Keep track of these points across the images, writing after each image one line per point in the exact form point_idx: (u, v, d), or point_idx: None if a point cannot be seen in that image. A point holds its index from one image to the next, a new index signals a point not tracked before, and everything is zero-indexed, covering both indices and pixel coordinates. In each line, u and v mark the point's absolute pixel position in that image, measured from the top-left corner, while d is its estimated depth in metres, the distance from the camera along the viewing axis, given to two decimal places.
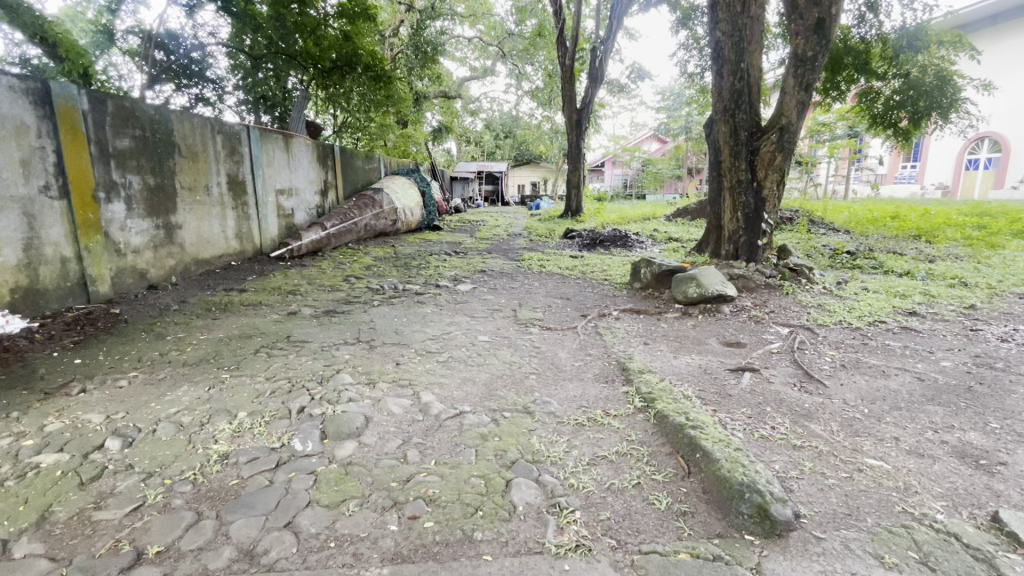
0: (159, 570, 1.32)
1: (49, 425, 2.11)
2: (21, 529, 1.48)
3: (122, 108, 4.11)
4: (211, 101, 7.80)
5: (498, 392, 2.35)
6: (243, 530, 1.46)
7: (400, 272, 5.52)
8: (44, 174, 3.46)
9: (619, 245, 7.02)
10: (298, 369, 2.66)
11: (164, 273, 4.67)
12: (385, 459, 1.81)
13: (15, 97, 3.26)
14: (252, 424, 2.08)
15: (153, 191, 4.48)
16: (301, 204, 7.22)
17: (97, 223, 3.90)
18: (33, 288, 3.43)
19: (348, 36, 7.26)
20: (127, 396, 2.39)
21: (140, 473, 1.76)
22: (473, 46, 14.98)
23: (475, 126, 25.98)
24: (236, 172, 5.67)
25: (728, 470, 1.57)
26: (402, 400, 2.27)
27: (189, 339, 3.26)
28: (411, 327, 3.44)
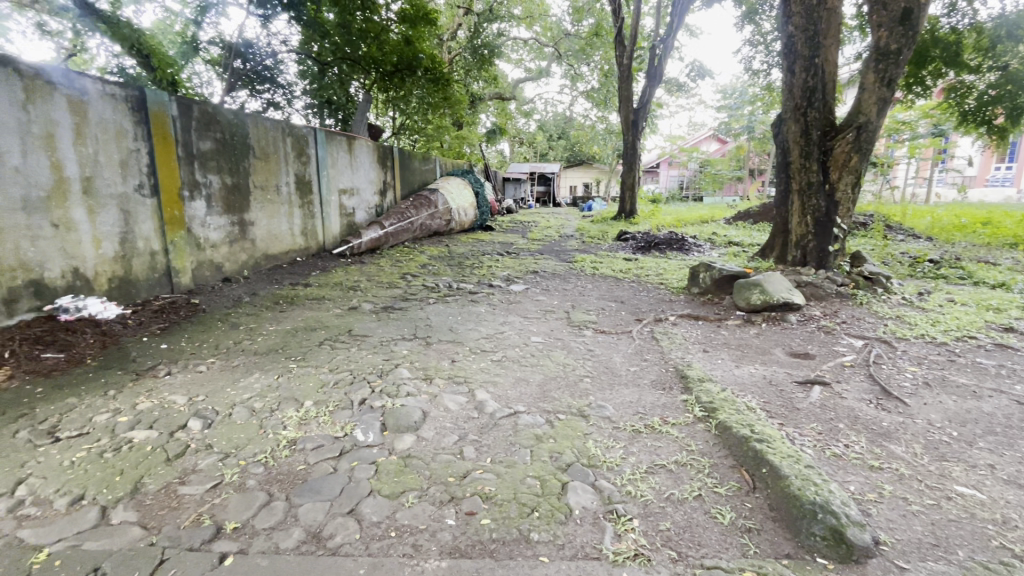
0: (236, 546, 1.41)
1: (140, 403, 2.30)
2: (118, 497, 1.63)
3: (205, 113, 4.43)
4: (281, 106, 8.25)
5: (552, 394, 2.34)
6: (309, 514, 1.53)
7: (454, 271, 5.61)
8: (139, 174, 3.79)
9: (675, 248, 6.82)
10: (360, 362, 2.77)
11: (237, 267, 4.98)
12: (442, 454, 1.85)
13: (115, 103, 3.59)
14: (318, 413, 2.18)
15: (230, 190, 4.79)
16: (361, 204, 7.51)
17: (181, 219, 4.23)
18: (126, 278, 3.75)
19: (410, 41, 7.51)
20: (206, 380, 2.57)
21: (218, 453, 1.89)
22: (529, 47, 15.00)
23: (528, 127, 26.04)
24: (303, 172, 5.98)
25: (798, 488, 1.50)
26: (458, 397, 2.31)
27: (259, 329, 3.46)
28: (466, 325, 3.49)
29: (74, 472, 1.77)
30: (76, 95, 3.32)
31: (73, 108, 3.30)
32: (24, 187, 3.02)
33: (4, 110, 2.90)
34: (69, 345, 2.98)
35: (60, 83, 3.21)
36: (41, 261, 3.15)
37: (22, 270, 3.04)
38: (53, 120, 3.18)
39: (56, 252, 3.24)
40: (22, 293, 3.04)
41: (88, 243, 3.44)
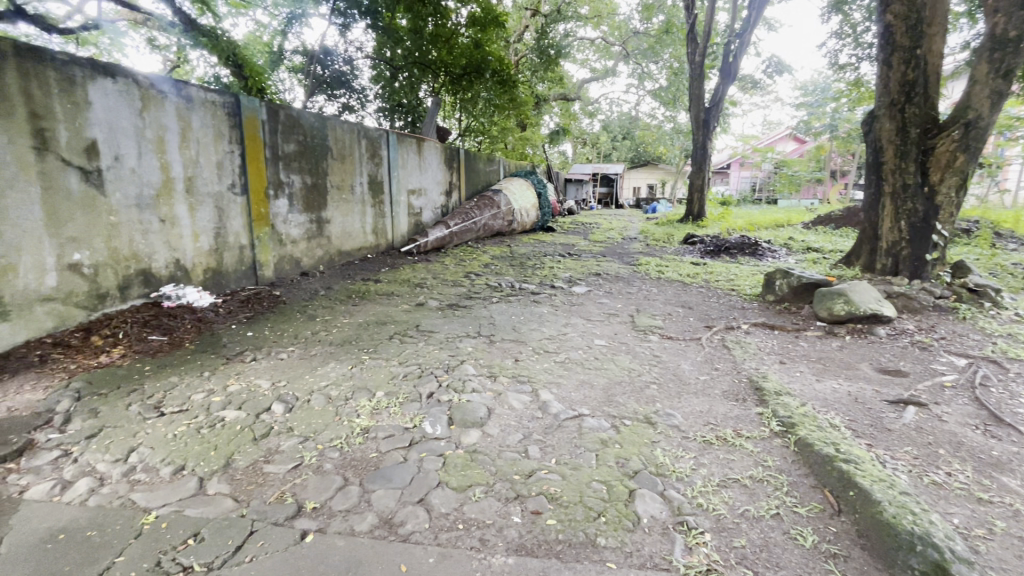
0: (316, 524, 1.49)
1: (231, 385, 2.51)
2: (213, 470, 1.78)
3: (290, 117, 4.75)
4: (355, 109, 8.61)
5: (618, 398, 2.30)
6: (382, 500, 1.60)
7: (516, 271, 5.66)
8: (232, 174, 4.12)
9: (747, 253, 6.50)
10: (427, 357, 2.86)
11: (314, 263, 5.29)
12: (508, 451, 1.86)
13: (214, 110, 3.92)
14: (388, 404, 2.27)
15: (310, 189, 5.10)
16: (428, 204, 7.74)
17: (267, 216, 4.55)
18: (218, 270, 4.09)
19: (478, 43, 7.78)
20: (287, 367, 2.75)
21: (299, 436, 2.01)
22: (595, 47, 14.82)
23: (593, 128, 25.73)
24: (376, 173, 6.25)
25: (893, 515, 1.38)
26: (522, 396, 2.33)
27: (334, 321, 3.66)
28: (529, 325, 3.51)
29: (176, 444, 1.95)
30: (183, 103, 3.66)
31: (179, 114, 3.64)
32: (138, 186, 3.37)
33: (125, 117, 3.25)
34: (171, 329, 3.29)
35: (170, 92, 3.56)
36: (150, 252, 3.49)
37: (134, 260, 3.39)
38: (164, 125, 3.53)
39: (161, 245, 3.58)
40: (133, 280, 3.39)
41: (188, 237, 3.78)
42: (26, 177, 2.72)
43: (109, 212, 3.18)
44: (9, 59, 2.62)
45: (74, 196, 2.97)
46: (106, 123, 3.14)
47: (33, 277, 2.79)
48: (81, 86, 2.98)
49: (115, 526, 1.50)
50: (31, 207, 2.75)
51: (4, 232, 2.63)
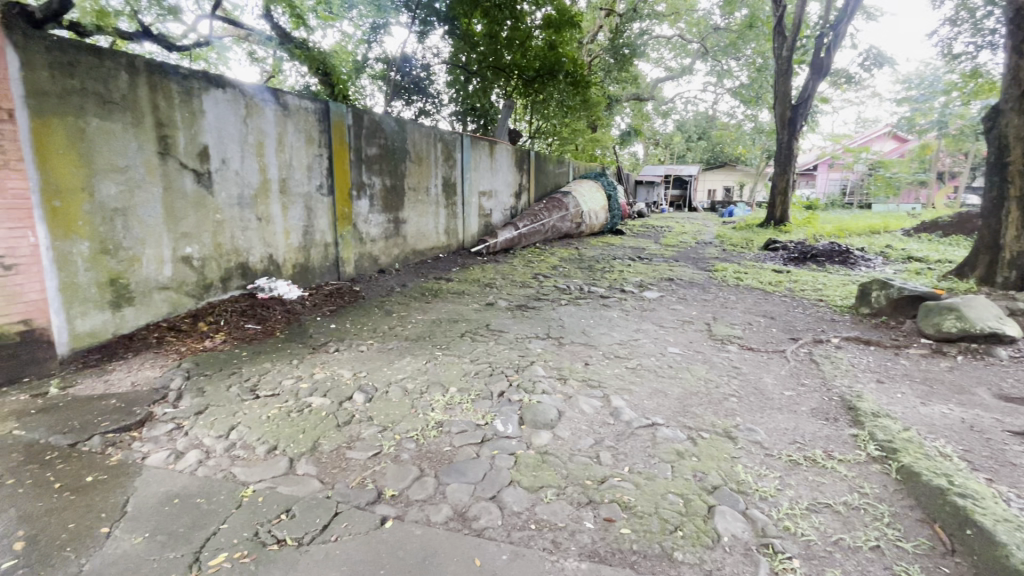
0: (394, 510, 1.56)
1: (317, 373, 2.68)
2: (302, 451, 1.91)
3: (373, 121, 5.00)
4: (431, 113, 8.93)
5: (694, 409, 2.21)
6: (455, 493, 1.64)
7: (585, 274, 5.60)
8: (320, 176, 4.41)
9: (837, 261, 6.02)
10: (498, 356, 2.89)
11: (391, 260, 5.53)
12: (579, 455, 1.85)
13: (306, 116, 4.22)
14: (461, 400, 2.32)
15: (389, 190, 5.34)
16: (498, 206, 7.86)
17: (349, 215, 4.82)
18: (305, 265, 4.38)
19: (553, 46, 7.88)
20: (367, 359, 2.89)
21: (378, 425, 2.11)
22: (671, 45, 14.34)
23: (666, 129, 24.91)
24: (450, 174, 6.44)
25: (1021, 561, 1.22)
26: (593, 401, 2.29)
27: (409, 317, 3.81)
28: (599, 329, 3.45)
29: (269, 425, 2.11)
30: (281, 110, 3.97)
31: (278, 121, 3.95)
32: (240, 187, 3.69)
33: (232, 124, 3.58)
34: (264, 318, 3.57)
35: (269, 100, 3.87)
36: (248, 248, 3.81)
37: (235, 255, 3.72)
38: (264, 131, 3.84)
39: (258, 241, 3.90)
40: (234, 273, 3.72)
41: (281, 234, 4.09)
42: (151, 179, 3.06)
43: (216, 210, 3.52)
44: (141, 75, 2.98)
45: (188, 196, 3.31)
46: (216, 130, 3.47)
47: (153, 267, 3.13)
48: (197, 97, 3.31)
49: (219, 496, 1.65)
50: (154, 205, 3.10)
51: (132, 227, 2.98)
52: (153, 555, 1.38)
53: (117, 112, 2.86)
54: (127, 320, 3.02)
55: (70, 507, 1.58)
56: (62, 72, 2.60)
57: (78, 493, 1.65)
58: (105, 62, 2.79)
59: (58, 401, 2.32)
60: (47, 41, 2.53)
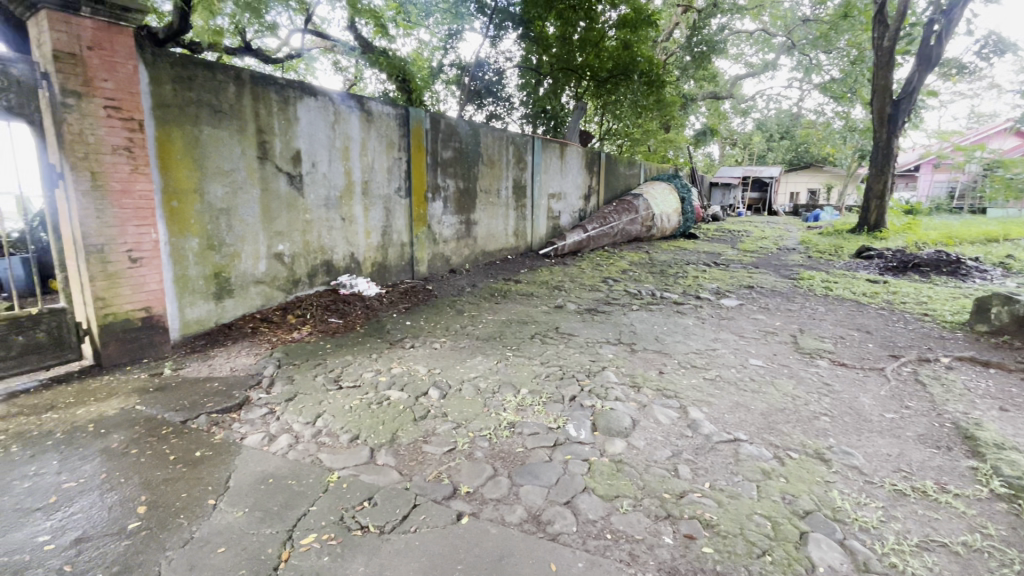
0: (470, 507, 1.59)
1: (395, 367, 2.80)
2: (382, 442, 2.00)
3: (449, 126, 5.15)
4: (502, 116, 8.93)
5: (780, 426, 2.07)
6: (529, 495, 1.64)
7: (657, 279, 5.44)
8: (398, 179, 4.60)
9: (945, 271, 5.43)
10: (568, 359, 2.88)
11: (462, 261, 5.66)
12: (656, 467, 1.79)
13: (388, 121, 4.41)
14: (533, 402, 2.33)
15: (462, 193, 5.47)
16: (567, 208, 7.82)
17: (424, 217, 4.98)
18: (383, 263, 4.59)
19: (628, 44, 7.67)
20: (440, 356, 2.98)
21: (452, 422, 2.16)
22: (753, 39, 13.58)
23: (744, 128, 23.62)
24: (520, 177, 6.50)
25: None
26: (669, 411, 2.21)
27: (480, 317, 3.87)
28: (674, 337, 3.33)
29: (352, 415, 2.23)
30: (365, 116, 4.19)
31: (362, 126, 4.16)
32: (327, 189, 3.93)
33: (322, 130, 3.81)
34: (346, 313, 3.78)
35: (355, 107, 4.09)
36: (333, 246, 4.05)
37: (321, 252, 3.96)
38: (350, 136, 4.07)
39: (342, 240, 4.13)
40: (319, 270, 3.96)
41: (362, 234, 4.31)
42: (251, 182, 3.34)
43: (305, 211, 3.76)
44: (247, 86, 3.25)
45: (282, 197, 3.56)
46: (308, 136, 3.71)
47: (251, 262, 3.41)
48: (292, 105, 3.56)
49: (309, 479, 1.76)
50: (253, 206, 3.37)
51: (234, 225, 3.27)
52: (253, 530, 1.49)
53: (224, 121, 3.14)
54: (227, 310, 3.31)
55: (183, 478, 1.75)
56: (181, 86, 2.91)
57: (189, 466, 1.83)
58: (216, 75, 3.07)
59: (171, 381, 2.58)
60: (170, 58, 2.84)
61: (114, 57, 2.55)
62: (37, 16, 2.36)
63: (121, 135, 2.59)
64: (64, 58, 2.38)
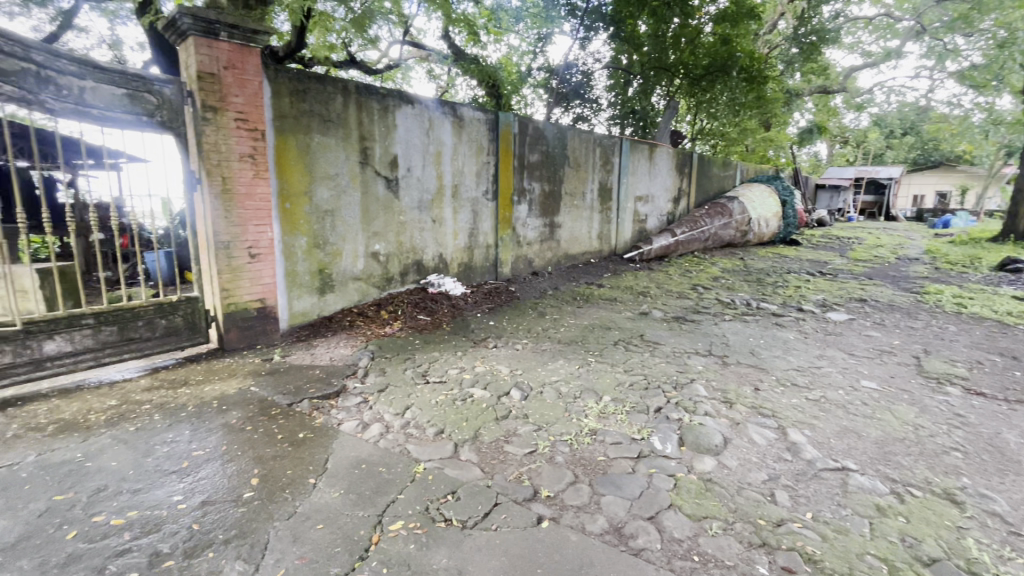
0: (550, 512, 1.58)
1: (478, 366, 2.87)
2: (465, 439, 2.06)
3: (537, 129, 5.19)
4: (588, 118, 8.69)
5: (899, 458, 1.85)
6: (611, 506, 1.60)
7: (752, 288, 5.09)
8: (486, 182, 4.72)
9: None
10: (654, 369, 2.77)
11: (544, 263, 5.67)
12: (750, 490, 1.67)
13: (478, 126, 4.54)
14: (616, 411, 2.27)
15: (547, 196, 5.49)
16: (654, 211, 7.57)
17: (509, 220, 5.06)
18: (469, 264, 4.72)
19: (727, 39, 7.37)
20: (522, 358, 3.00)
21: (533, 424, 2.17)
22: (873, 26, 12.27)
23: (859, 124, 21.38)
24: (607, 179, 6.39)
25: None
26: (766, 431, 2.06)
27: (562, 320, 3.86)
28: (771, 351, 3.09)
29: (437, 409, 2.32)
30: (457, 122, 4.34)
31: (453, 132, 4.32)
32: (420, 192, 4.12)
33: (417, 136, 4.01)
34: (434, 311, 3.93)
35: (448, 114, 4.25)
36: (423, 247, 4.24)
37: (412, 253, 4.16)
38: (442, 141, 4.24)
39: (432, 241, 4.31)
40: (410, 269, 4.17)
41: (450, 235, 4.47)
42: (353, 186, 3.59)
43: (400, 213, 3.98)
44: (352, 97, 3.50)
45: (380, 200, 3.80)
46: (404, 142, 3.92)
47: (350, 261, 3.67)
48: (391, 113, 3.78)
49: (397, 468, 1.85)
50: (354, 208, 3.62)
51: (338, 226, 3.53)
52: (348, 510, 1.60)
53: (332, 129, 3.41)
54: (328, 304, 3.59)
55: (288, 456, 1.92)
56: (297, 98, 3.20)
57: (294, 446, 2.00)
58: (327, 87, 3.35)
59: (280, 367, 2.84)
60: (289, 74, 3.14)
61: (244, 75, 2.86)
62: (186, 42, 2.71)
63: (247, 144, 2.91)
64: (206, 78, 2.72)
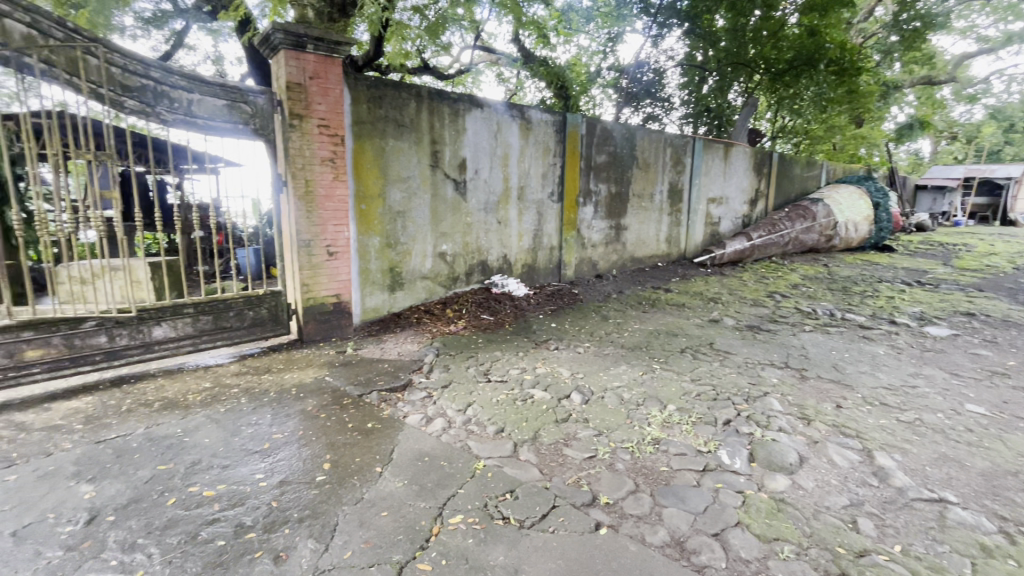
0: (609, 519, 1.55)
1: (539, 367, 2.88)
2: (524, 439, 2.07)
3: (605, 130, 5.12)
4: (659, 118, 8.34)
5: (1009, 494, 1.64)
6: (673, 519, 1.55)
7: (837, 297, 4.71)
8: (552, 184, 4.72)
9: None
10: (723, 379, 2.65)
11: (609, 266, 5.59)
12: (829, 515, 1.55)
13: (545, 128, 4.55)
14: (681, 420, 2.19)
15: (614, 197, 5.40)
16: (728, 214, 7.21)
17: (575, 221, 5.03)
18: (533, 265, 4.74)
19: (814, 31, 6.83)
20: (583, 361, 2.97)
21: (594, 429, 2.15)
22: (991, 7, 10.94)
23: (970, 118, 19.13)
24: (677, 180, 6.18)
25: None
26: (848, 453, 1.90)
27: (626, 325, 3.78)
28: (857, 367, 2.85)
29: (498, 408, 2.35)
30: (524, 124, 4.37)
31: (521, 134, 4.36)
32: (487, 194, 4.20)
33: (485, 139, 4.09)
34: (497, 311, 3.98)
35: (516, 116, 4.30)
36: (488, 248, 4.31)
37: (478, 253, 4.24)
38: (509, 144, 4.29)
39: (497, 242, 4.38)
40: (475, 269, 4.25)
41: (515, 237, 4.51)
42: (424, 189, 3.73)
43: (467, 215, 4.07)
44: (425, 102, 3.63)
45: (448, 202, 3.91)
46: (473, 145, 4.00)
47: (419, 260, 3.81)
48: (461, 116, 3.88)
49: (458, 463, 1.90)
50: (424, 209, 3.76)
51: (408, 227, 3.68)
52: (411, 500, 1.66)
53: (405, 134, 3.56)
54: (398, 301, 3.74)
55: (357, 444, 2.02)
56: (374, 104, 3.37)
57: (363, 435, 2.11)
58: (401, 94, 3.50)
59: (352, 359, 3.00)
60: (367, 82, 3.31)
61: (327, 84, 3.05)
62: (277, 55, 2.93)
63: (328, 149, 3.10)
64: (294, 88, 2.93)
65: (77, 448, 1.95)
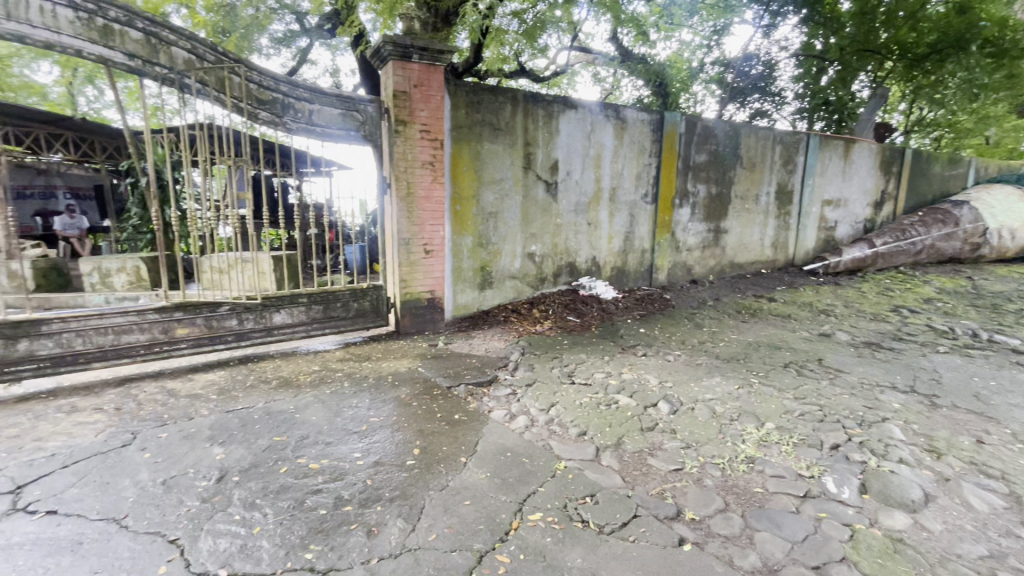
0: (693, 536, 1.49)
1: (625, 373, 2.81)
2: (607, 444, 2.04)
3: (706, 128, 4.86)
4: (769, 114, 7.80)
5: None
6: (767, 544, 1.44)
7: (983, 316, 4.06)
8: (646, 185, 4.58)
9: None
10: (833, 400, 2.40)
11: (705, 271, 5.30)
12: (959, 564, 1.35)
13: (641, 127, 4.43)
14: (780, 440, 2.03)
15: (713, 198, 5.11)
16: (846, 217, 6.51)
17: (669, 223, 4.84)
18: (623, 268, 4.63)
19: (965, 8, 6.00)
20: (673, 370, 2.85)
21: (681, 441, 2.05)
22: None
23: None
24: (787, 181, 5.70)
25: None
26: (989, 496, 1.64)
27: (722, 334, 3.57)
28: (1007, 398, 2.43)
29: (582, 411, 2.34)
30: (619, 123, 4.29)
31: (615, 134, 4.28)
32: (578, 195, 4.18)
33: (579, 140, 4.07)
34: (584, 313, 3.95)
35: (610, 116, 4.23)
36: (578, 249, 4.29)
37: (567, 254, 4.24)
38: (603, 144, 4.23)
39: (586, 244, 4.34)
40: (564, 270, 4.25)
41: (605, 239, 4.44)
42: (516, 190, 3.80)
43: (557, 216, 4.09)
44: (520, 104, 3.70)
45: (539, 203, 3.95)
46: (565, 147, 4.01)
47: (509, 260, 3.89)
48: (555, 118, 3.90)
49: (539, 462, 1.91)
50: (515, 210, 3.84)
51: (499, 227, 3.78)
52: (493, 493, 1.71)
53: (500, 137, 3.65)
54: (487, 299, 3.86)
55: (444, 434, 2.12)
56: (471, 109, 3.50)
57: (450, 426, 2.20)
58: (497, 98, 3.59)
59: (442, 353, 3.14)
60: (466, 87, 3.45)
61: (430, 91, 3.22)
62: (387, 66, 3.16)
63: (428, 152, 3.28)
64: (400, 96, 3.13)
65: (211, 415, 2.25)
